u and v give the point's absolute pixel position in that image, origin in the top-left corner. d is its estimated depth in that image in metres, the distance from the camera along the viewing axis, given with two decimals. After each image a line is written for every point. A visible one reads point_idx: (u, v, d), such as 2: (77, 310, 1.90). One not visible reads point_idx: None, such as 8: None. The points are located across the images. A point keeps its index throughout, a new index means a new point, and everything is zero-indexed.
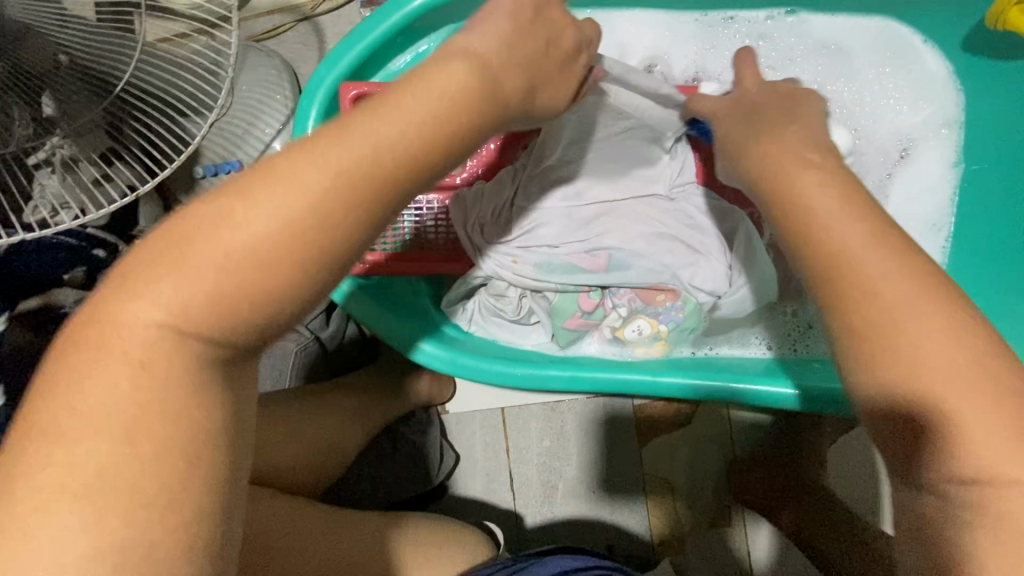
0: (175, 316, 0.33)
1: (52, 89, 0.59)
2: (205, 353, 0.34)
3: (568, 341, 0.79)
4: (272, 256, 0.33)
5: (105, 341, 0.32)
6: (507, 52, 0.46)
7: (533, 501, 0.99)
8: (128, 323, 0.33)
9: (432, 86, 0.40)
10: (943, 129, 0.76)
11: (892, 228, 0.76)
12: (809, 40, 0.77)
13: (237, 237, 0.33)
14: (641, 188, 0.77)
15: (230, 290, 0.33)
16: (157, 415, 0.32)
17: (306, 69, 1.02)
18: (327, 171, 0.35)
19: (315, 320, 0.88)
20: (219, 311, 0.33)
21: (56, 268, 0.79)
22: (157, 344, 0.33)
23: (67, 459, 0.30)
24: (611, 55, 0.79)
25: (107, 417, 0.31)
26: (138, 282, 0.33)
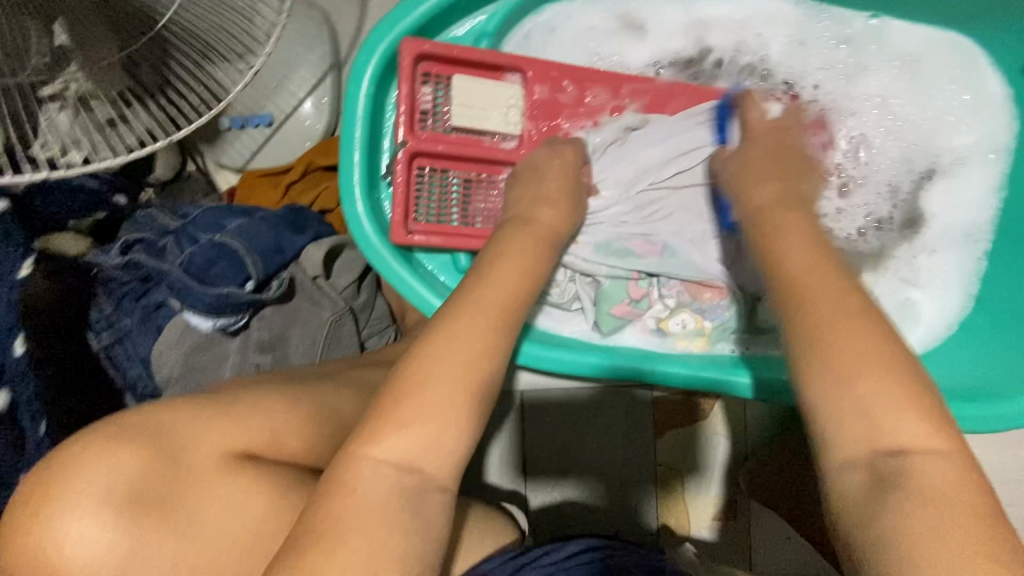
0: (394, 470, 0.49)
1: (63, 13, 0.64)
2: (398, 469, 0.49)
3: (612, 328, 0.79)
4: (456, 416, 0.51)
5: (336, 496, 0.47)
6: (552, 231, 0.67)
7: (540, 486, 0.98)
8: (359, 489, 0.48)
9: (517, 268, 0.61)
10: (992, 155, 0.77)
11: (929, 237, 0.79)
12: (881, 46, 0.78)
13: (423, 409, 0.50)
14: (702, 177, 0.75)
15: (418, 431, 0.50)
16: (373, 516, 0.47)
17: (346, 24, 0.96)
18: (472, 358, 0.53)
19: (348, 287, 0.79)
20: (413, 453, 0.49)
21: (70, 211, 0.75)
22: (377, 505, 0.47)
23: (329, 554, 0.45)
24: (679, 48, 0.80)
25: (356, 523, 0.46)
26: (370, 431, 0.49)
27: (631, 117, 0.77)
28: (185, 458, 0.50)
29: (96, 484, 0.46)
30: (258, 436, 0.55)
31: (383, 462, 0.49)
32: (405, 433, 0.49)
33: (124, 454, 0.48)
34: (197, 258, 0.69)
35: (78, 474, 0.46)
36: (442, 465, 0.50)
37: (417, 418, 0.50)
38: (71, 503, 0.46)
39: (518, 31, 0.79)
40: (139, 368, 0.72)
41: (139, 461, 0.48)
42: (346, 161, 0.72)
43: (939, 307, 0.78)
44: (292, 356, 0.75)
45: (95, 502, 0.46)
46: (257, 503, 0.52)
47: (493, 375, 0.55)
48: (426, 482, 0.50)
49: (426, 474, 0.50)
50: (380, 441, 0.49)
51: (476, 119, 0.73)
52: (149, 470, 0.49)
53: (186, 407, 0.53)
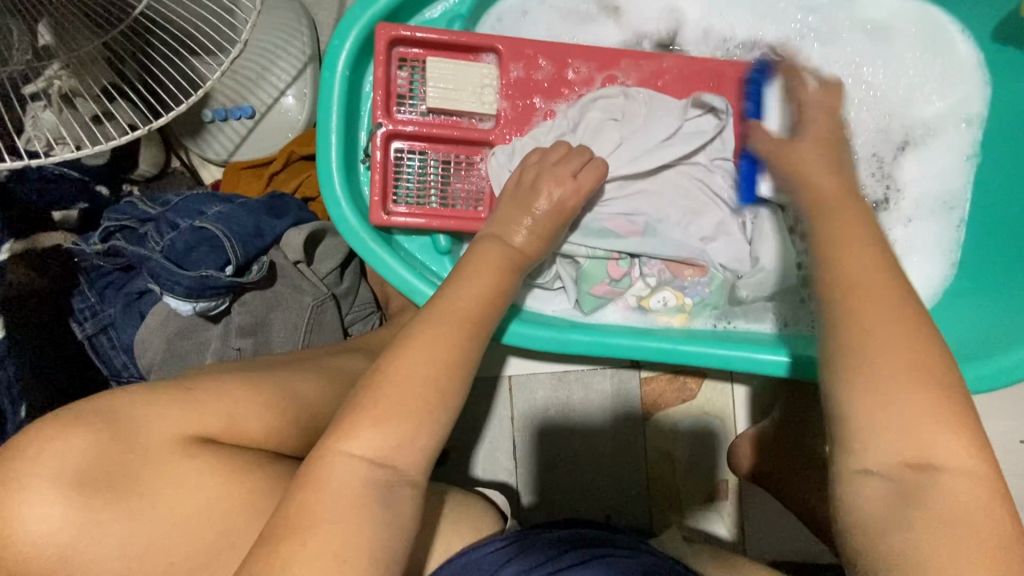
0: (366, 449, 0.49)
1: (48, 15, 0.65)
2: (372, 448, 0.49)
3: (593, 307, 0.79)
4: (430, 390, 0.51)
5: (309, 477, 0.48)
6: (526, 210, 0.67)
7: (530, 471, 0.98)
8: (330, 469, 0.48)
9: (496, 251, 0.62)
10: (963, 124, 0.78)
11: (909, 206, 0.79)
12: (855, 18, 0.79)
13: (397, 386, 0.51)
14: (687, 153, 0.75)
15: (393, 406, 0.50)
16: (347, 494, 0.47)
17: (326, 15, 0.97)
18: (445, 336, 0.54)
19: (329, 274, 0.80)
20: (386, 430, 0.49)
21: (50, 200, 0.76)
22: (350, 484, 0.47)
23: (303, 535, 0.45)
24: (655, 25, 0.80)
25: (329, 502, 0.47)
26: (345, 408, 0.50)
27: (598, 94, 0.75)
28: (137, 441, 0.51)
29: (48, 467, 0.47)
30: (211, 423, 0.55)
31: (357, 443, 0.49)
32: (365, 410, 0.50)
33: (77, 438, 0.49)
34: (178, 244, 0.69)
35: (36, 455, 0.47)
36: (412, 446, 0.50)
37: (389, 397, 0.50)
38: (49, 483, 0.47)
39: (491, 13, 0.80)
40: (123, 356, 0.73)
41: (92, 445, 0.49)
42: (323, 144, 0.72)
43: (919, 275, 0.78)
44: (274, 342, 0.75)
45: (45, 485, 0.47)
46: (225, 484, 0.52)
47: (459, 348, 0.56)
48: (399, 478, 0.50)
49: (399, 470, 0.50)
50: (354, 419, 0.49)
51: (451, 99, 0.73)
52: (102, 453, 0.49)
53: (144, 393, 0.53)
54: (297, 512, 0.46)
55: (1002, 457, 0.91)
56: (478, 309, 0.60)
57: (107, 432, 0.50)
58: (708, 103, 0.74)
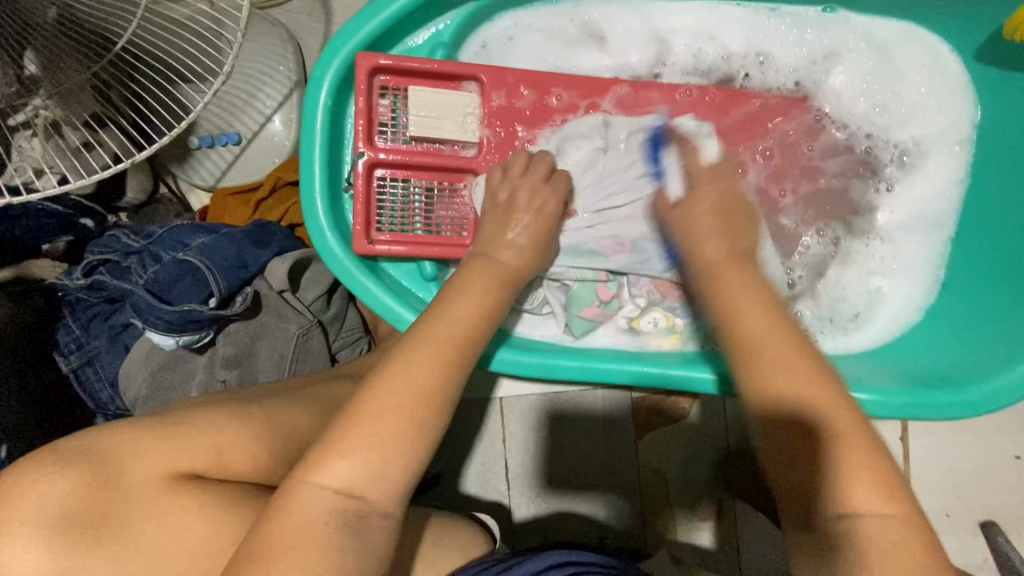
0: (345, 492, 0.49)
1: (34, 47, 0.65)
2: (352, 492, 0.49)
3: (584, 331, 0.78)
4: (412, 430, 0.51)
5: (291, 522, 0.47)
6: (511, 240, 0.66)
7: (523, 494, 0.97)
8: (309, 513, 0.48)
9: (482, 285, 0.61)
10: (955, 147, 0.77)
11: (899, 227, 0.78)
12: (837, 39, 0.79)
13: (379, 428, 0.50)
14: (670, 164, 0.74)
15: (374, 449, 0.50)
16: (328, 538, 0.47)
17: (311, 40, 0.97)
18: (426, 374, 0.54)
19: (315, 301, 0.80)
20: (367, 471, 0.49)
21: (34, 236, 0.76)
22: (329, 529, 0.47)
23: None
24: (638, 50, 0.80)
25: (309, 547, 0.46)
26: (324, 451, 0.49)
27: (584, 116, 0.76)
28: (120, 482, 0.50)
29: (32, 508, 0.47)
30: (200, 458, 0.54)
31: (337, 485, 0.49)
32: (353, 449, 0.49)
33: (60, 479, 0.48)
34: (161, 276, 0.69)
35: (18, 497, 0.47)
36: (393, 483, 0.50)
37: (369, 441, 0.50)
38: (27, 532, 0.46)
39: (472, 40, 0.80)
40: (110, 389, 0.73)
41: (77, 484, 0.49)
42: (307, 174, 0.72)
43: (910, 295, 0.77)
44: (260, 370, 0.75)
45: (29, 526, 0.47)
46: (207, 520, 0.51)
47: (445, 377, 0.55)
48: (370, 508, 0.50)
49: (370, 501, 0.50)
50: (337, 462, 0.49)
51: (434, 128, 0.73)
52: (88, 493, 0.49)
53: (133, 431, 0.53)
54: (292, 557, 0.46)
55: (997, 473, 0.90)
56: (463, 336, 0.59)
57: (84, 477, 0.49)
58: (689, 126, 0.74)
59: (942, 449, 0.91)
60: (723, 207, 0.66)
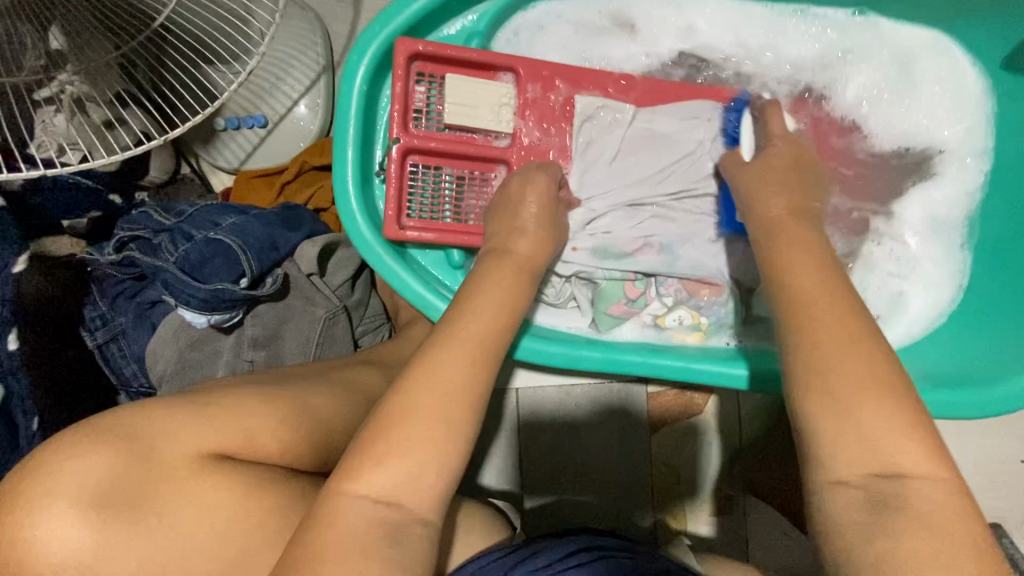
0: (386, 472, 0.49)
1: (60, 20, 0.64)
2: (386, 475, 0.48)
3: (608, 326, 0.80)
4: (452, 412, 0.51)
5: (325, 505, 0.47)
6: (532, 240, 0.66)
7: (535, 484, 0.98)
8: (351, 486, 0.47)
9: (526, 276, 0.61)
10: (968, 162, 0.78)
11: (919, 231, 0.79)
12: (871, 42, 0.79)
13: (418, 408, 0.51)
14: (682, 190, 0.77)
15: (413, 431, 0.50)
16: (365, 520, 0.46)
17: (339, 26, 0.97)
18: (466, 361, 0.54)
19: (341, 286, 0.80)
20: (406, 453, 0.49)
21: (59, 210, 0.76)
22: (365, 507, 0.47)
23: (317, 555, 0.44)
24: (670, 46, 0.81)
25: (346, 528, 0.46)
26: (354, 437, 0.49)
27: (600, 103, 0.77)
28: (162, 458, 0.50)
29: (75, 481, 0.47)
30: (230, 440, 0.54)
31: (369, 493, 0.48)
32: (390, 435, 0.50)
33: (101, 452, 0.48)
34: (192, 255, 0.69)
35: (60, 468, 0.47)
36: (422, 467, 0.49)
37: (406, 419, 0.51)
38: (72, 503, 0.46)
39: (505, 31, 0.80)
40: (134, 366, 0.73)
41: (114, 462, 0.48)
42: (340, 159, 0.72)
43: (928, 298, 0.78)
44: (286, 354, 0.75)
45: (64, 508, 0.46)
46: (242, 500, 0.52)
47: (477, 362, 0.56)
48: (406, 489, 0.49)
49: (400, 504, 0.49)
50: (372, 446, 0.49)
51: (469, 116, 0.74)
52: (125, 471, 0.48)
53: (169, 409, 0.53)
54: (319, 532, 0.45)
55: (1002, 476, 0.92)
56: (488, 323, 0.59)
57: (130, 450, 0.49)
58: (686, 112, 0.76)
59: (949, 452, 0.92)
60: (764, 174, 0.65)
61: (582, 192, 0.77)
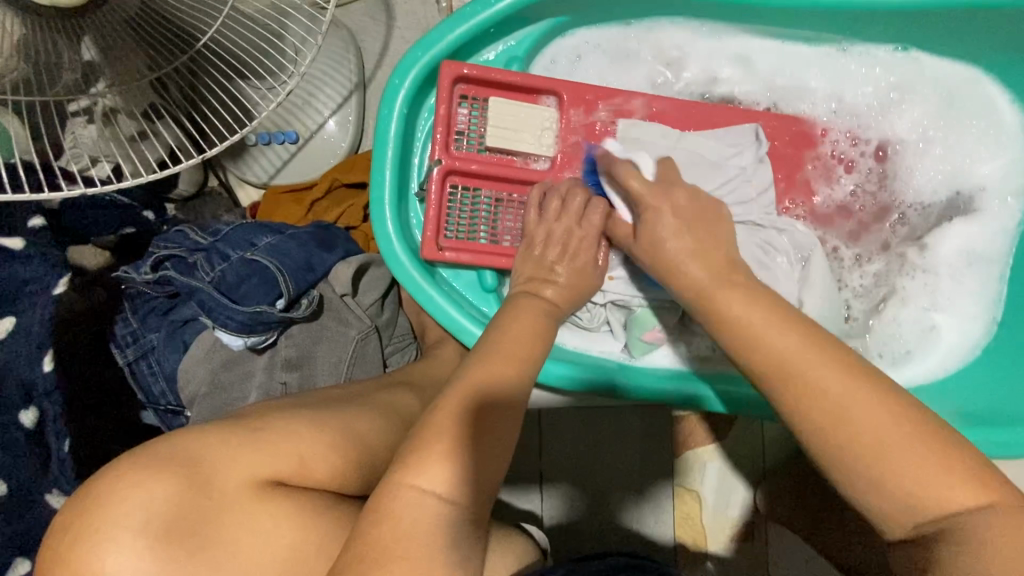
0: (443, 505, 0.48)
1: (92, 33, 0.61)
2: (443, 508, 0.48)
3: (642, 352, 0.79)
4: None
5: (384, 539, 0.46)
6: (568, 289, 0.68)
7: (559, 507, 0.97)
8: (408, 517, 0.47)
9: None
10: (1006, 198, 0.78)
11: (957, 264, 0.79)
12: (915, 73, 0.79)
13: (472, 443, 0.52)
14: (727, 215, 0.76)
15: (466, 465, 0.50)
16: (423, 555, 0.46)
17: (373, 43, 0.97)
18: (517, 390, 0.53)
19: (372, 306, 0.79)
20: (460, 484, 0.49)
21: (92, 228, 0.76)
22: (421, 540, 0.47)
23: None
24: (710, 74, 0.81)
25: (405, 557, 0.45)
26: (410, 469, 0.49)
27: (645, 125, 0.75)
28: (215, 487, 0.50)
29: (130, 513, 0.46)
30: (283, 466, 0.54)
31: (429, 518, 0.48)
32: (437, 463, 0.49)
33: (160, 481, 0.47)
34: (229, 276, 0.68)
35: (115, 499, 0.46)
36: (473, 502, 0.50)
37: (459, 452, 0.51)
38: (133, 536, 0.45)
39: (544, 54, 0.80)
40: (162, 384, 0.72)
41: (172, 490, 0.48)
42: (378, 181, 0.72)
43: (962, 333, 0.78)
44: (319, 374, 0.74)
45: (125, 538, 0.45)
46: (296, 527, 0.51)
47: (513, 388, 0.58)
48: (459, 522, 0.49)
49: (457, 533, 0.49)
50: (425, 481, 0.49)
51: (511, 140, 0.74)
52: (182, 500, 0.48)
53: (219, 435, 0.52)
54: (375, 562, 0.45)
55: None
56: (524, 346, 0.60)
57: (185, 479, 0.49)
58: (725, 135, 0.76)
59: None
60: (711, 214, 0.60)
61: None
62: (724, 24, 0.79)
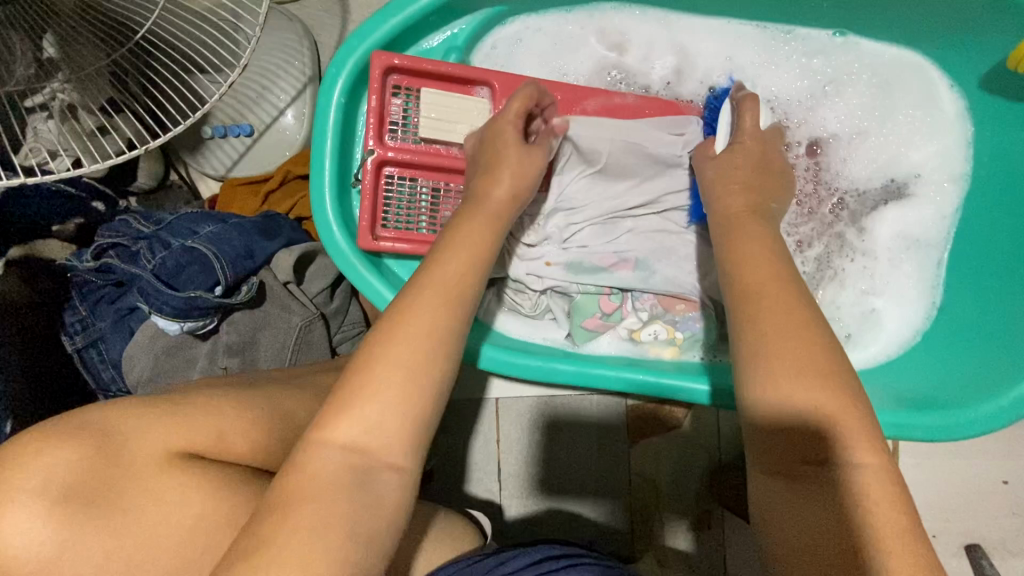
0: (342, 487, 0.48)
1: (54, 30, 0.63)
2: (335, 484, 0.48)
3: (584, 339, 0.80)
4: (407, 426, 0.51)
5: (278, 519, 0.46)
6: None
7: (513, 496, 0.97)
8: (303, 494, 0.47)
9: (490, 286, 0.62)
10: (946, 184, 0.78)
11: (897, 250, 0.79)
12: (853, 59, 0.79)
13: None
14: (662, 205, 0.77)
15: None
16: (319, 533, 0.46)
17: (327, 37, 0.99)
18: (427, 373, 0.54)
19: (318, 295, 0.81)
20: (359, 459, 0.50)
21: (41, 217, 0.77)
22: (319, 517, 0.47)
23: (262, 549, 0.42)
24: (649, 61, 0.81)
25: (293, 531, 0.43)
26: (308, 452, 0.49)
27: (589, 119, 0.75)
28: (125, 457, 0.52)
29: (35, 483, 0.48)
30: (199, 439, 0.56)
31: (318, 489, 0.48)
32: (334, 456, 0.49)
33: (68, 451, 0.49)
34: (168, 263, 0.70)
35: (17, 472, 0.48)
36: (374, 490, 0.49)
37: None
38: (36, 502, 0.48)
39: (483, 45, 0.81)
40: (112, 370, 0.74)
41: (76, 463, 0.49)
42: (315, 171, 0.73)
43: (904, 318, 0.78)
44: (262, 359, 0.76)
45: (28, 502, 0.48)
46: (204, 502, 0.53)
47: None
48: None
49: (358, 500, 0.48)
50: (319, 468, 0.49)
51: (444, 130, 0.74)
52: (87, 472, 0.50)
53: (133, 414, 0.54)
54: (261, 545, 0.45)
55: (982, 497, 0.91)
56: None
57: (97, 450, 0.51)
58: (671, 127, 0.76)
59: (928, 473, 0.91)
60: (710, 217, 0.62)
61: (562, 208, 0.76)
62: (662, 14, 0.80)
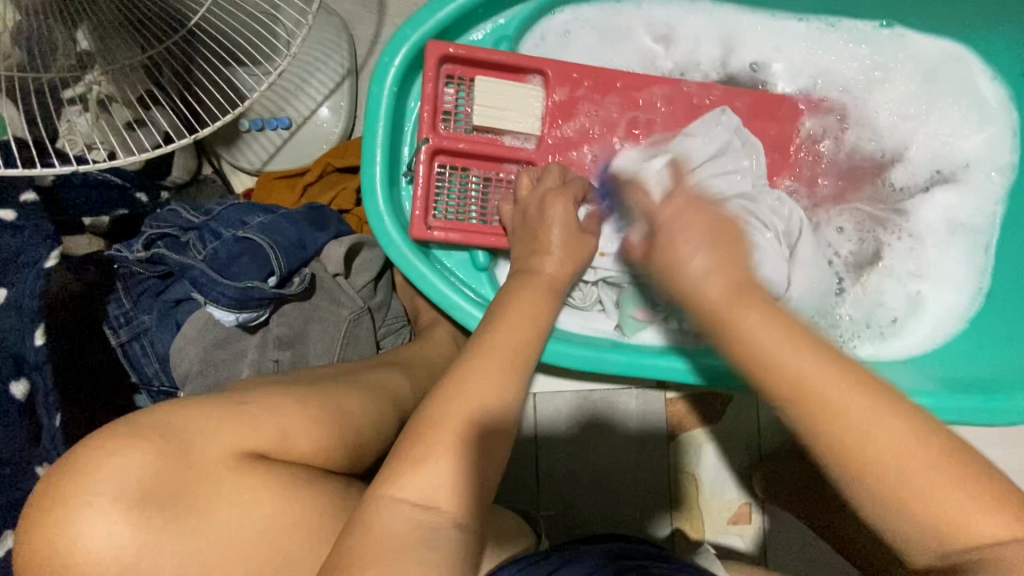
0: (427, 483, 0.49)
1: (92, 20, 0.61)
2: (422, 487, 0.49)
3: (634, 330, 0.79)
4: None
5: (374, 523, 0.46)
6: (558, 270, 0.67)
7: (554, 492, 0.96)
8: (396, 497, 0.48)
9: None
10: (993, 173, 0.79)
11: (944, 236, 0.79)
12: (899, 50, 0.80)
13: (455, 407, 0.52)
14: None
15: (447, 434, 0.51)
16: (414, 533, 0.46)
17: (364, 31, 0.98)
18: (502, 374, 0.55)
19: (364, 287, 0.79)
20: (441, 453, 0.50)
21: (87, 205, 0.77)
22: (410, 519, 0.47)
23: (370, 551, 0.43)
24: (698, 52, 0.81)
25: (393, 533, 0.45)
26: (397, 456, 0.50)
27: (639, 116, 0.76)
28: (193, 457, 0.50)
29: (107, 483, 0.46)
30: (263, 437, 0.54)
31: (404, 498, 0.48)
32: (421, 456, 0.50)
33: (137, 452, 0.47)
34: (220, 253, 0.69)
35: (88, 471, 0.46)
36: (457, 492, 0.49)
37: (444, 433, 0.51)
38: (109, 501, 0.45)
39: (532, 35, 0.81)
40: (156, 365, 0.72)
41: (146, 462, 0.48)
42: (367, 160, 0.72)
43: (950, 303, 0.78)
44: (311, 354, 0.75)
45: (97, 500, 0.46)
46: (277, 497, 0.51)
47: (502, 364, 0.57)
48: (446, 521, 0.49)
49: (443, 512, 0.49)
50: (403, 476, 0.49)
51: (498, 118, 0.74)
52: (157, 470, 0.48)
53: (202, 409, 0.52)
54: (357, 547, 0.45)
55: None
56: (515, 325, 0.60)
57: (164, 448, 0.49)
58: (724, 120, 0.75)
59: None
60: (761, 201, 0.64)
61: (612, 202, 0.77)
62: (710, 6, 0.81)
